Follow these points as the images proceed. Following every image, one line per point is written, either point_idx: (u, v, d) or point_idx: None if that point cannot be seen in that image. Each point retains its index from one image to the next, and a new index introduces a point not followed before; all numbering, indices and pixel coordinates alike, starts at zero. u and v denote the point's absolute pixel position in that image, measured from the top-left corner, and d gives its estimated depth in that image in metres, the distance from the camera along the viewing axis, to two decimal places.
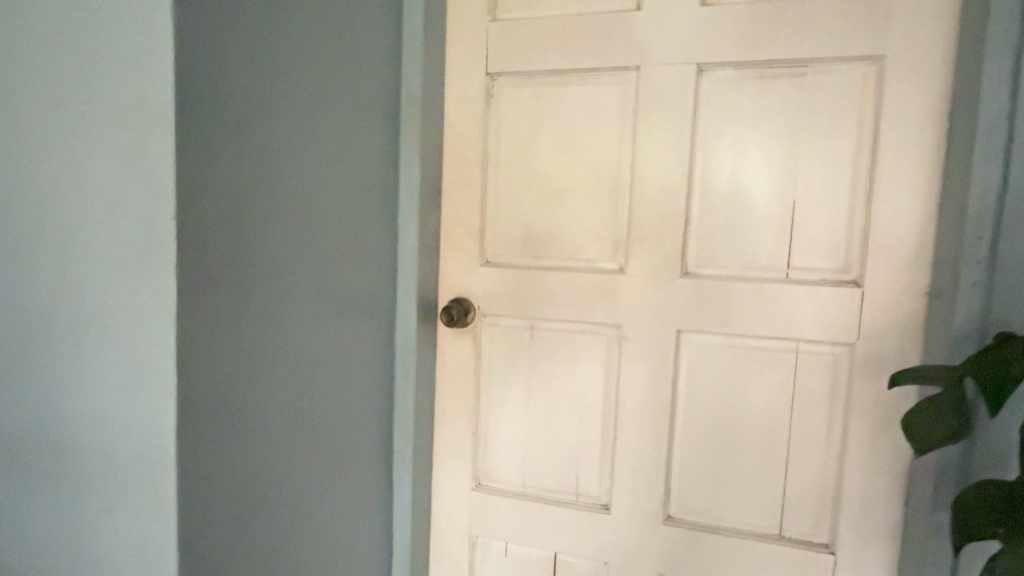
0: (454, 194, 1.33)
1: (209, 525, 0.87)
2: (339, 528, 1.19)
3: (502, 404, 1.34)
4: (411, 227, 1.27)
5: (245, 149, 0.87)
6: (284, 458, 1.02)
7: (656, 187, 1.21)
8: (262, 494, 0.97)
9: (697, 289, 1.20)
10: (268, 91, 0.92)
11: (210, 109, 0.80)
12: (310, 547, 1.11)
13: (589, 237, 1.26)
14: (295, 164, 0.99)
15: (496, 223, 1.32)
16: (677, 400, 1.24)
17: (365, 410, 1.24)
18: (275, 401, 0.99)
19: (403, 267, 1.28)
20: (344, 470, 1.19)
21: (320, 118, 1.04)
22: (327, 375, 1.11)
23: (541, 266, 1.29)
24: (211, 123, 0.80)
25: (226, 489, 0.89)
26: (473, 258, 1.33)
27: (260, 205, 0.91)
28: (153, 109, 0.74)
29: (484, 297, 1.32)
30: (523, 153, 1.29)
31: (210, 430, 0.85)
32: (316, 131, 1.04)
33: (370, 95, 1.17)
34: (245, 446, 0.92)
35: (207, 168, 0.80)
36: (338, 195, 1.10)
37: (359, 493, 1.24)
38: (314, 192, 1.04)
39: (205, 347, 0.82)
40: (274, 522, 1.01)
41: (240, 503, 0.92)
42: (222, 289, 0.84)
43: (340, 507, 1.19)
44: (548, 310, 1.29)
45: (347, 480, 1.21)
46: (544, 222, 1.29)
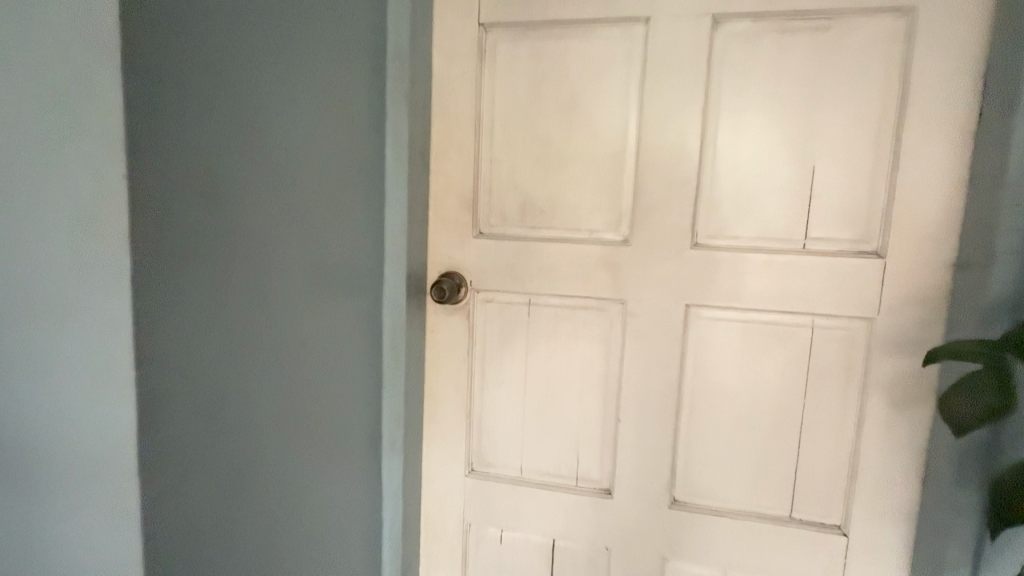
0: (444, 160, 1.23)
1: (184, 526, 0.78)
2: (328, 519, 1.12)
3: (497, 384, 1.26)
4: (398, 195, 1.17)
5: (215, 101, 0.76)
6: (267, 447, 0.93)
7: (666, 151, 1.12)
8: (241, 490, 0.88)
9: (708, 260, 1.12)
10: (243, 35, 0.80)
11: (174, 51, 0.69)
12: (298, 541, 1.03)
13: (591, 207, 1.18)
14: (272, 122, 0.88)
15: (490, 193, 1.22)
16: (684, 378, 1.17)
17: (352, 393, 1.15)
18: (253, 387, 0.89)
19: (390, 240, 1.18)
20: (332, 458, 1.11)
21: (300, 69, 0.93)
22: (311, 355, 1.02)
23: (540, 239, 1.20)
24: (173, 69, 0.69)
25: (204, 487, 0.80)
26: (465, 229, 1.23)
27: (232, 168, 0.80)
28: (93, 41, 0.61)
29: (477, 271, 1.23)
30: (519, 116, 1.19)
31: (178, 423, 0.75)
32: (296, 83, 0.92)
33: (353, 47, 1.05)
34: (220, 439, 0.83)
35: (170, 120, 0.69)
36: (319, 159, 0.99)
37: (347, 480, 1.16)
38: (292, 153, 0.93)
39: (173, 328, 0.72)
40: (260, 516, 0.93)
41: (216, 505, 0.83)
42: (189, 261, 0.74)
43: (330, 495, 1.11)
44: (546, 286, 1.20)
45: (335, 469, 1.12)
46: (543, 191, 1.19)
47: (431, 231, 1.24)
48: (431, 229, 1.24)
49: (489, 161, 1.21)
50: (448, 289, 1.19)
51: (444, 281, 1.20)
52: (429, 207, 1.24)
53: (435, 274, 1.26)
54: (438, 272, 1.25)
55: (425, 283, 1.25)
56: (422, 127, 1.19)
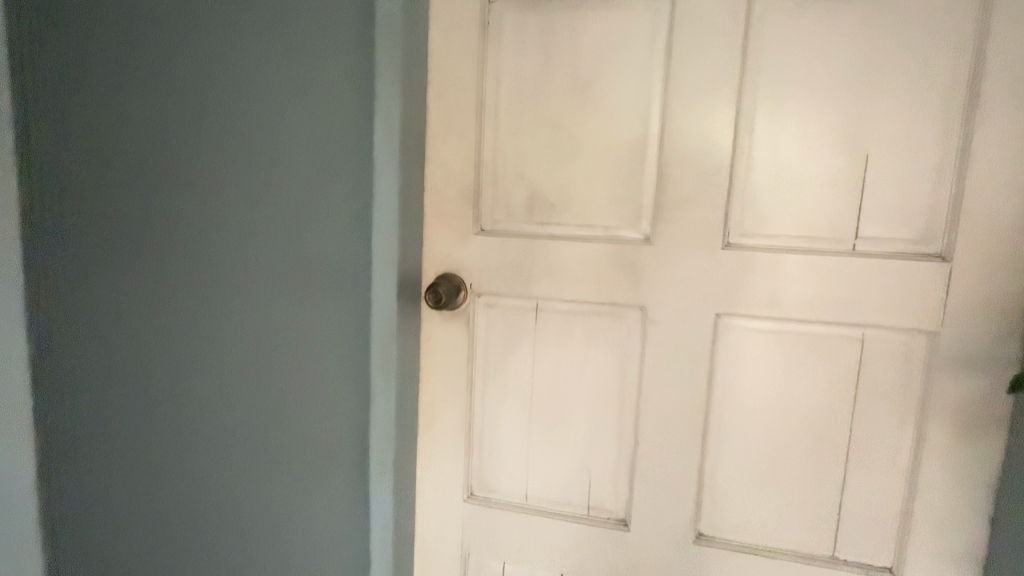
0: (440, 148, 1.09)
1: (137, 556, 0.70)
2: (315, 539, 1.04)
3: (500, 400, 1.13)
4: (389, 187, 1.03)
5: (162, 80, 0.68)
6: (243, 466, 0.85)
7: (694, 139, 0.98)
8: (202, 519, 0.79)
9: (742, 263, 0.98)
10: (170, 1, 0.68)
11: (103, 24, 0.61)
12: (286, 559, 0.97)
13: (607, 201, 1.04)
14: (223, 105, 0.77)
15: (493, 185, 1.08)
16: (712, 398, 1.03)
17: (345, 403, 1.07)
18: (203, 406, 0.78)
19: (379, 237, 1.05)
20: (324, 470, 1.04)
21: (271, 51, 0.85)
22: (295, 362, 0.94)
23: (549, 237, 1.06)
24: (92, 41, 0.60)
25: (160, 511, 0.72)
26: (464, 226, 1.09)
27: (167, 157, 0.70)
28: None
29: (477, 273, 1.10)
30: (526, 98, 1.05)
31: (96, 458, 0.64)
32: (269, 67, 0.85)
33: (313, 24, 0.94)
34: (162, 468, 0.72)
35: (99, 103, 0.61)
36: (281, 146, 0.88)
37: (341, 493, 1.09)
38: (244, 140, 0.81)
39: (105, 338, 0.64)
40: (237, 538, 0.85)
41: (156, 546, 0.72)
42: (105, 266, 0.63)
43: (321, 509, 1.05)
44: (555, 290, 1.07)
45: (322, 485, 1.04)
46: (553, 183, 1.06)
47: (426, 227, 1.11)
48: (426, 226, 1.11)
49: (491, 149, 1.08)
50: (444, 292, 1.06)
51: (440, 284, 1.07)
52: (424, 201, 1.10)
53: (431, 276, 1.12)
54: (433, 273, 1.12)
55: (419, 286, 1.11)
56: (416, 111, 1.06)
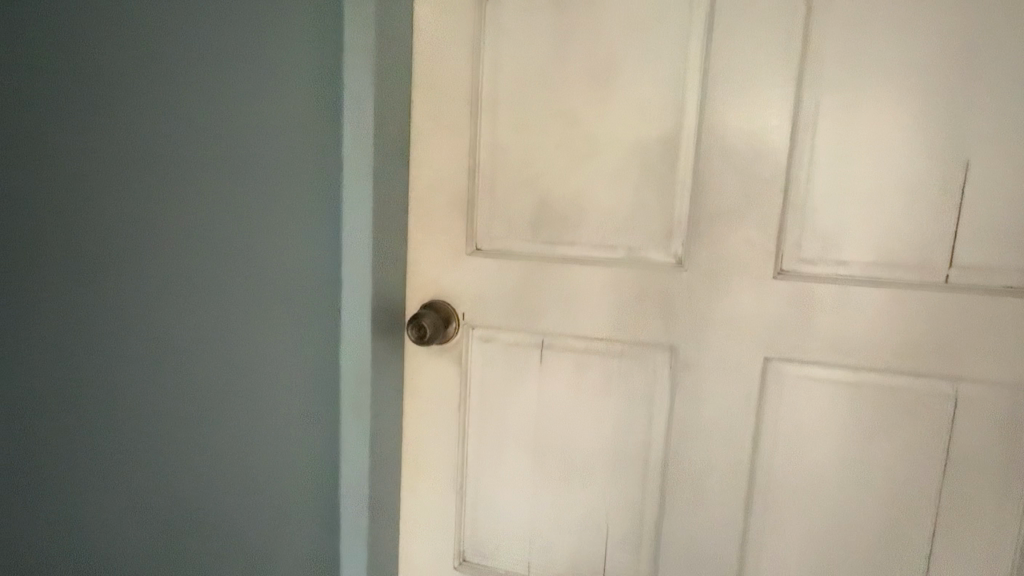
0: (428, 151, 0.90)
1: None
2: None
3: (498, 452, 0.94)
4: (361, 199, 0.83)
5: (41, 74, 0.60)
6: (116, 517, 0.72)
7: (740, 139, 0.78)
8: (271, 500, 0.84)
9: (801, 295, 0.79)
10: None
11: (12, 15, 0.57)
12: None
13: (632, 216, 0.84)
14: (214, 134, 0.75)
15: (492, 195, 0.89)
16: (759, 459, 0.84)
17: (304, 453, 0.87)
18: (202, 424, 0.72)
19: (348, 261, 0.84)
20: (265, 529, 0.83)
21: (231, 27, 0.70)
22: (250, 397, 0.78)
23: (561, 259, 0.87)
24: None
25: None
26: (457, 244, 0.91)
27: None
28: None
29: (472, 301, 0.91)
30: (533, 90, 0.86)
31: None
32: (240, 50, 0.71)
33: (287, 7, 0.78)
34: None
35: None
36: (197, 107, 0.68)
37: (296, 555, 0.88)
38: (160, 110, 0.65)
39: None
40: None
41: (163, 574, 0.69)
42: None
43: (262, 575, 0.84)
44: (568, 324, 0.88)
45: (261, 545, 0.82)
46: (565, 193, 0.86)
47: (410, 246, 0.92)
48: (411, 244, 0.92)
49: (490, 151, 0.88)
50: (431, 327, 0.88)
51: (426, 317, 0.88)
52: (408, 213, 0.91)
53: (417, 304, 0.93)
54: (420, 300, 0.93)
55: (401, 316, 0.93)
56: (397, 106, 0.86)
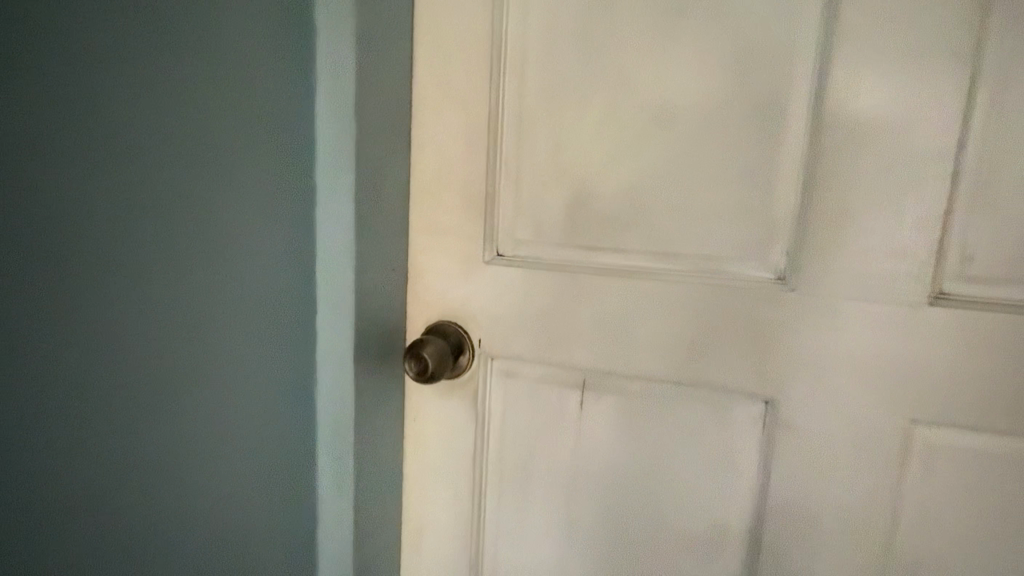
0: (432, 129, 0.68)
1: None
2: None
3: (524, 525, 0.72)
4: (341, 196, 0.62)
5: None
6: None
7: (883, 107, 0.54)
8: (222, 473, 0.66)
9: (969, 333, 0.55)
10: None
11: None
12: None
13: (710, 217, 0.60)
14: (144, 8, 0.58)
15: (516, 187, 0.66)
16: (890, 555, 0.60)
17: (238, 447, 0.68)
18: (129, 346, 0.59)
19: (326, 277, 0.64)
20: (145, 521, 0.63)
21: None
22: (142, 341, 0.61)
23: (607, 277, 0.64)
24: None
25: None
26: (469, 254, 0.69)
27: None
28: None
29: (490, 328, 0.69)
30: (573, 40, 0.62)
31: None
32: None
33: None
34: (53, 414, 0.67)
35: None
36: None
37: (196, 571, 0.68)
38: None
39: None
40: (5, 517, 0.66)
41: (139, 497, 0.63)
42: None
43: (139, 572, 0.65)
44: (616, 363, 0.65)
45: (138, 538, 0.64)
46: (615, 185, 0.62)
47: (409, 255, 0.71)
48: (410, 253, 0.71)
49: (515, 128, 0.65)
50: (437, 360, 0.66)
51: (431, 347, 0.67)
52: (406, 212, 0.70)
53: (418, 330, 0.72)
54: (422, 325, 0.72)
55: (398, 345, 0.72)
56: (390, 67, 0.64)
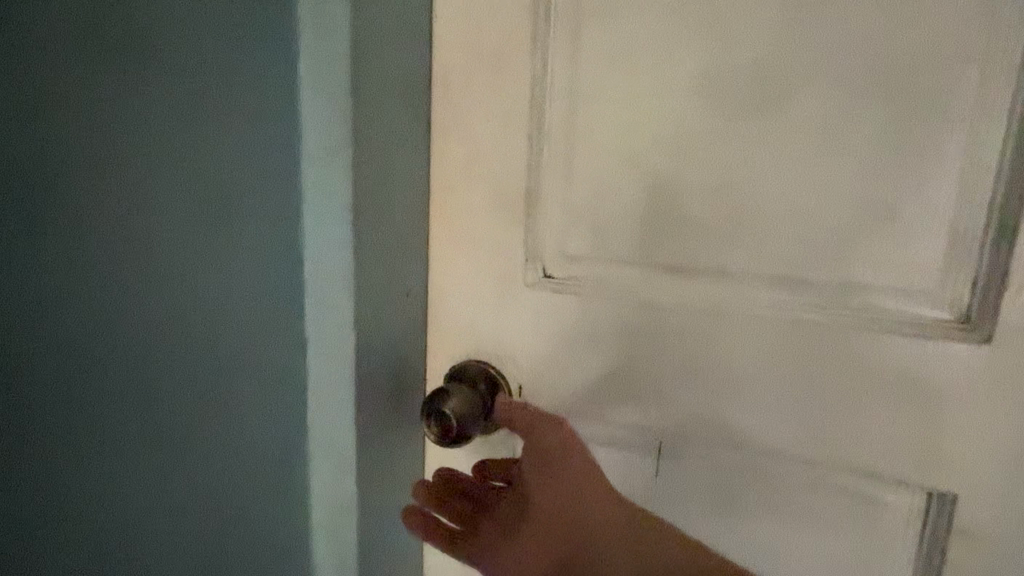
0: (460, 119, 0.53)
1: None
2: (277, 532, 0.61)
3: None
4: (336, 215, 0.50)
5: None
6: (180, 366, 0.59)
7: None
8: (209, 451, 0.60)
9: None
10: None
11: None
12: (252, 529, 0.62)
13: (819, 234, 0.46)
14: None
15: (563, 195, 0.52)
16: None
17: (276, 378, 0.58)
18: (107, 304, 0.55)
19: (318, 312, 0.52)
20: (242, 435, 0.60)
21: None
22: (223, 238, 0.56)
23: (684, 307, 0.50)
24: None
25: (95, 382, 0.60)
26: (507, 277, 0.54)
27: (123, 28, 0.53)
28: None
29: (528, 374, 0.55)
30: (646, 2, 0.47)
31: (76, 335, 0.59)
32: None
33: None
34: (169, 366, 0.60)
35: None
36: None
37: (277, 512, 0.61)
38: None
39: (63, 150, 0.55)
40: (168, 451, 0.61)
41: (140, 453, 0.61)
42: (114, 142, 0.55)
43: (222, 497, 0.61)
44: (693, 418, 0.52)
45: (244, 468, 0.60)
46: (697, 189, 0.48)
47: (430, 277, 0.56)
48: (431, 274, 0.56)
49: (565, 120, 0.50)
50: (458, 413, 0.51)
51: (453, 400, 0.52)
52: (425, 224, 0.56)
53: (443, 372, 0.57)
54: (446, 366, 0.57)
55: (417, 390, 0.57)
56: (405, 46, 0.51)
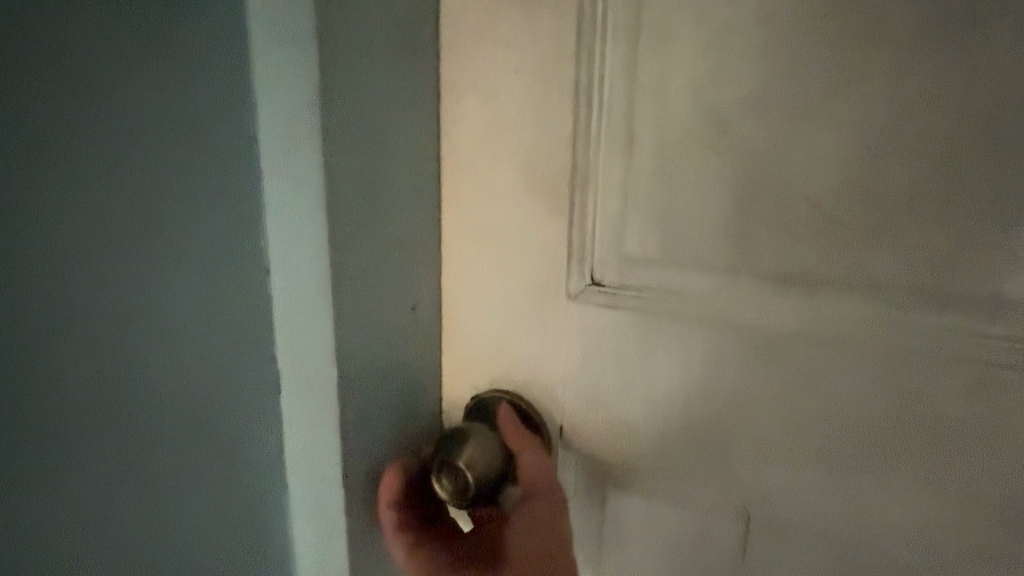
0: (477, 81, 0.40)
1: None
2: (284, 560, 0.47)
3: None
4: (309, 214, 0.37)
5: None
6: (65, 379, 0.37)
7: None
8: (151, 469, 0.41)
9: None
10: None
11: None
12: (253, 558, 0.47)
13: (986, 233, 0.32)
14: None
15: (617, 181, 0.39)
16: None
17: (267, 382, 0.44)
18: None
19: (295, 337, 0.41)
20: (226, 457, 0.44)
21: None
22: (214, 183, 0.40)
23: (778, 332, 0.37)
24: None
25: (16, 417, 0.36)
26: (541, 288, 0.42)
27: None
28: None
29: (569, 406, 0.44)
30: None
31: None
32: None
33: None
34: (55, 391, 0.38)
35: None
36: None
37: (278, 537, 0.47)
38: None
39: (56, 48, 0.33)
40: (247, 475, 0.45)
41: None
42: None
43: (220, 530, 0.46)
44: (782, 472, 0.39)
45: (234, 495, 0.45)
46: (808, 171, 0.34)
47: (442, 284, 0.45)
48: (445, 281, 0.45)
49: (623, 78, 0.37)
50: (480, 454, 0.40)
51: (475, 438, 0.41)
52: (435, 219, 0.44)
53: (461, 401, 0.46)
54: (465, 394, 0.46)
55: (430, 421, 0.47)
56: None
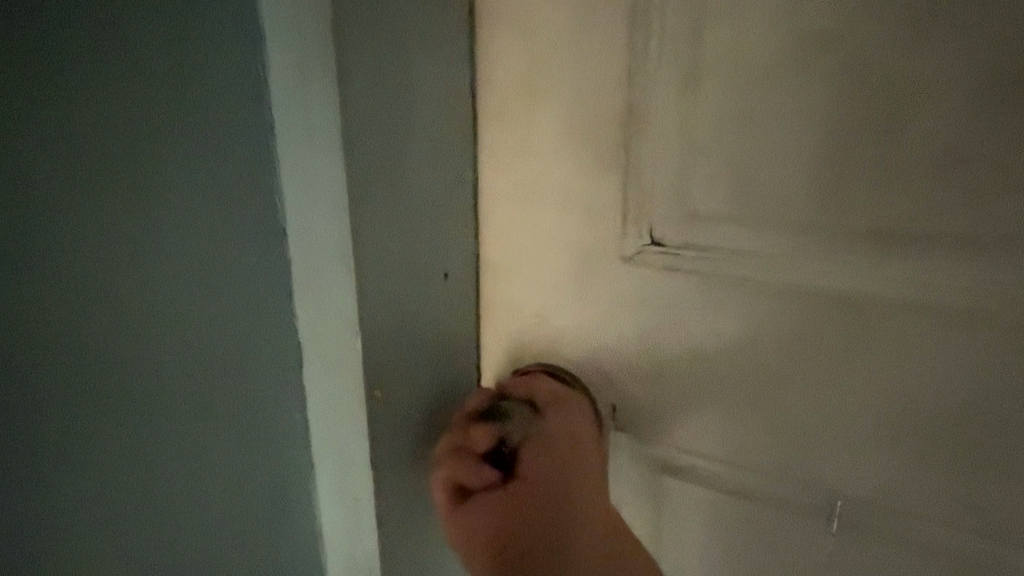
0: (518, 14, 0.35)
1: None
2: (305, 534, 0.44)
3: None
4: (325, 169, 0.33)
5: None
6: None
7: None
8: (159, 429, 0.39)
9: None
10: None
11: None
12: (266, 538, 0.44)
13: None
14: None
15: (681, 122, 0.34)
16: None
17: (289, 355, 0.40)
18: None
19: (314, 310, 0.37)
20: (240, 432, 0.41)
21: None
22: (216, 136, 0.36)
23: (873, 293, 0.32)
24: None
25: None
26: (591, 249, 0.38)
27: None
28: None
29: (621, 381, 0.39)
30: None
31: None
32: None
33: None
34: None
35: None
36: None
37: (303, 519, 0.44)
38: None
39: None
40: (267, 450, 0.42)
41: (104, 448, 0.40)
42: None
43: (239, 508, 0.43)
44: (872, 452, 0.35)
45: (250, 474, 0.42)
46: (911, 100, 0.30)
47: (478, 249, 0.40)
48: (480, 246, 0.40)
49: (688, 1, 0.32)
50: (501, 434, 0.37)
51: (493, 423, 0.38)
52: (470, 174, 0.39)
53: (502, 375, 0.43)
54: (505, 369, 0.42)
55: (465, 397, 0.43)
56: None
